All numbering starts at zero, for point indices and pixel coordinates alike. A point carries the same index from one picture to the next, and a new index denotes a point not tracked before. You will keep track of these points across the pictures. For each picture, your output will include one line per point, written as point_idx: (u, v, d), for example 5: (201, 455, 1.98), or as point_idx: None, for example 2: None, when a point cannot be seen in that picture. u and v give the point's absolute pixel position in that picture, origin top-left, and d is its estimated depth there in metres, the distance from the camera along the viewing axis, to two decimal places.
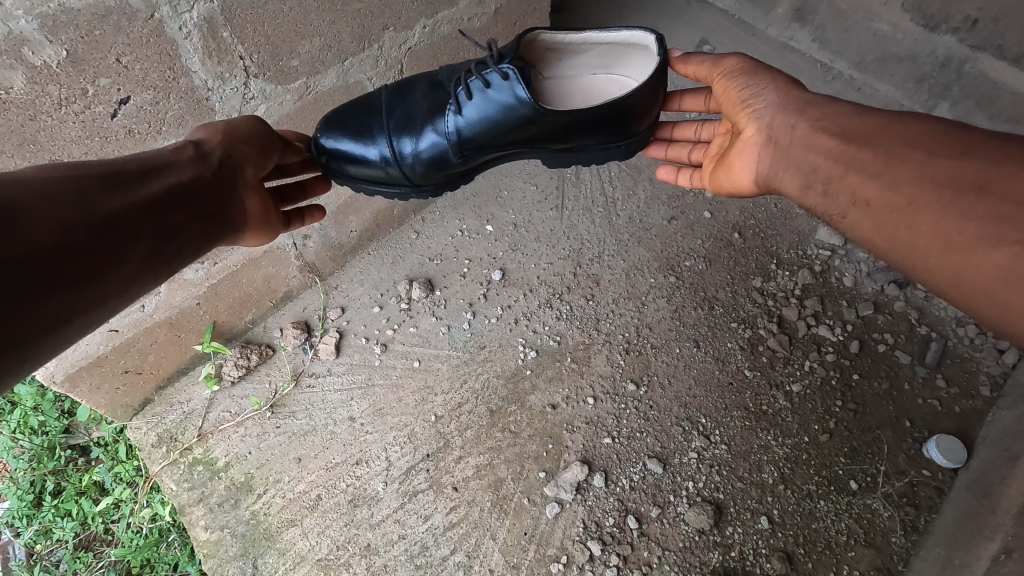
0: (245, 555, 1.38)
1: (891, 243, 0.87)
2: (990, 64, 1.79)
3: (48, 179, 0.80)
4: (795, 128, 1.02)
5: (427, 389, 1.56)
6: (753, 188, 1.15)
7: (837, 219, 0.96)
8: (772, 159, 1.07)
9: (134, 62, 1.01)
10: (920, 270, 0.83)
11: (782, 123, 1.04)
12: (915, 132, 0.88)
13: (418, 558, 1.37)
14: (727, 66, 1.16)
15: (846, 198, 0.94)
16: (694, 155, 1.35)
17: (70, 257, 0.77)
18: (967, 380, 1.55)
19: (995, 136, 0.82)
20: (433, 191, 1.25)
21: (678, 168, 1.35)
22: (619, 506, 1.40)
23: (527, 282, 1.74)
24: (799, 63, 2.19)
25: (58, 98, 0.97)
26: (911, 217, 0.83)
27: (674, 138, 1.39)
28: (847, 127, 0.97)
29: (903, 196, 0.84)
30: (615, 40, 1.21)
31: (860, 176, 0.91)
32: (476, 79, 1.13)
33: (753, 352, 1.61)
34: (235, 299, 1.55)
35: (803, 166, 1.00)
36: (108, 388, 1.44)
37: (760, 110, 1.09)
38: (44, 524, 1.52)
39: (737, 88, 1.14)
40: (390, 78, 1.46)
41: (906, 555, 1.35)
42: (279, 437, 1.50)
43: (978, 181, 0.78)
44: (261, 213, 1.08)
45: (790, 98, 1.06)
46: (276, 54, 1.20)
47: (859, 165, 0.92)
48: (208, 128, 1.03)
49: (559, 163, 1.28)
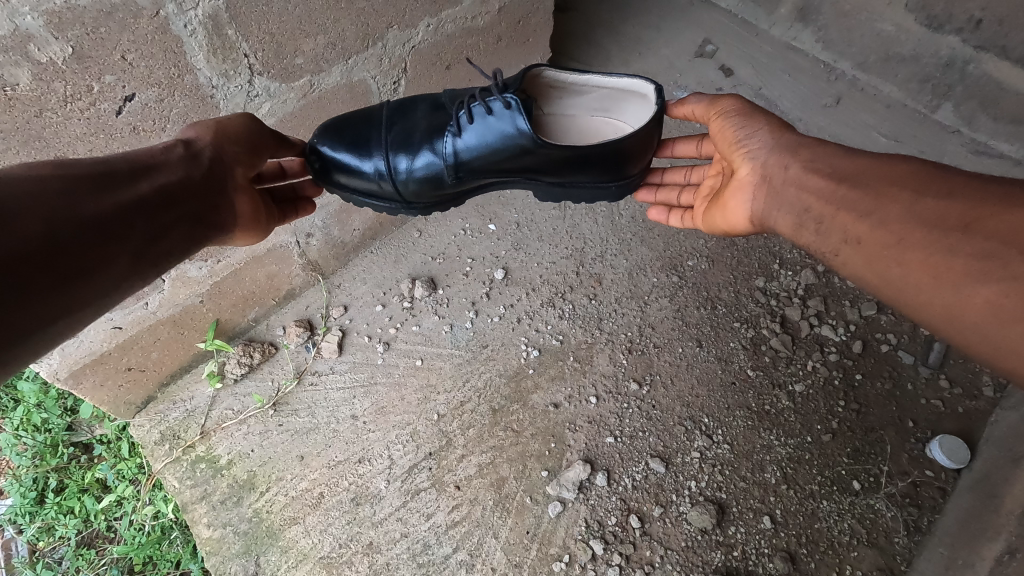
0: (247, 553, 1.38)
1: (882, 280, 0.86)
2: (994, 64, 1.80)
3: (37, 179, 0.79)
4: (787, 168, 1.01)
5: (430, 388, 1.56)
6: (746, 226, 1.13)
7: (828, 256, 0.94)
8: (763, 198, 1.05)
9: (140, 59, 1.01)
10: (909, 306, 0.83)
11: (775, 163, 1.03)
12: (902, 172, 0.90)
13: (420, 556, 1.36)
14: (722, 107, 1.17)
15: (837, 236, 0.92)
16: (684, 197, 1.35)
17: (55, 257, 0.77)
18: (970, 381, 1.55)
19: (977, 178, 0.84)
20: (422, 210, 1.25)
21: (669, 210, 1.36)
22: (621, 505, 1.40)
23: (530, 281, 1.74)
24: (802, 63, 2.19)
25: (63, 95, 0.97)
26: (902, 254, 0.83)
27: (662, 182, 1.40)
28: (838, 167, 0.97)
29: (892, 232, 0.85)
30: (616, 85, 1.21)
31: (852, 214, 0.90)
32: (480, 105, 1.12)
33: (756, 352, 1.60)
34: (238, 297, 1.55)
35: (794, 204, 0.99)
36: (111, 385, 1.44)
37: (753, 150, 1.08)
38: (46, 522, 1.52)
39: (730, 127, 1.14)
40: (394, 77, 1.46)
41: (909, 555, 1.34)
42: (282, 435, 1.50)
43: (965, 220, 0.79)
44: (252, 215, 1.05)
45: (781, 138, 1.06)
46: (281, 52, 1.20)
47: (850, 204, 0.91)
48: (198, 126, 1.00)
49: (550, 198, 1.28)
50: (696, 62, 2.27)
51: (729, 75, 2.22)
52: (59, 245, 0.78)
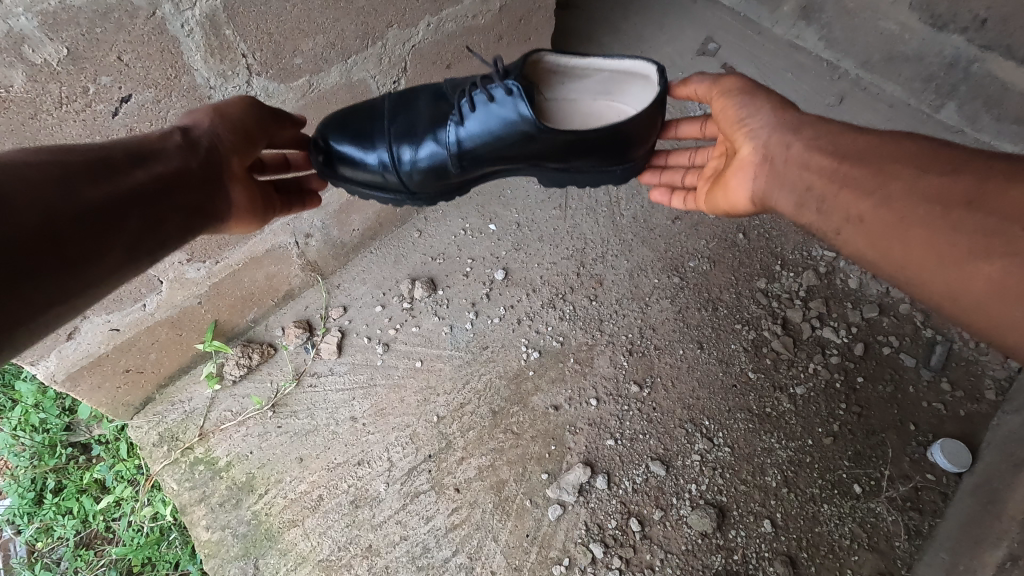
0: (246, 556, 1.37)
1: (886, 259, 0.85)
2: (998, 63, 1.78)
3: (31, 166, 0.76)
4: (790, 148, 0.98)
5: (429, 389, 1.56)
6: (748, 207, 1.10)
7: (830, 236, 0.93)
8: (766, 178, 1.02)
9: (136, 60, 1.00)
10: (914, 287, 0.83)
11: (777, 142, 1.00)
12: (905, 148, 0.88)
13: (419, 559, 1.36)
14: (724, 86, 1.12)
15: (840, 216, 0.90)
16: (688, 179, 1.32)
17: (49, 246, 0.74)
18: (972, 383, 1.55)
19: (979, 152, 0.84)
20: (428, 201, 1.24)
21: (671, 193, 1.35)
22: (621, 508, 1.39)
23: (531, 282, 1.73)
24: (805, 61, 2.17)
25: (59, 97, 0.96)
26: (906, 234, 0.82)
27: (666, 165, 1.37)
28: (839, 144, 0.95)
29: (896, 211, 0.84)
30: (618, 67, 1.19)
31: (855, 193, 0.89)
32: (481, 93, 1.10)
33: (758, 354, 1.60)
34: (236, 298, 1.54)
35: (797, 183, 0.96)
36: (109, 387, 1.43)
37: (755, 130, 1.04)
38: (44, 522, 1.52)
39: (732, 107, 1.09)
40: (394, 77, 1.45)
41: (910, 559, 1.34)
42: (281, 437, 1.49)
43: (968, 197, 0.79)
44: (248, 204, 1.02)
45: (785, 115, 1.02)
46: (279, 52, 1.18)
47: (853, 181, 0.89)
48: (198, 112, 0.99)
49: (554, 184, 1.27)
50: (698, 60, 2.25)
51: (731, 73, 2.20)
52: (59, 235, 0.75)
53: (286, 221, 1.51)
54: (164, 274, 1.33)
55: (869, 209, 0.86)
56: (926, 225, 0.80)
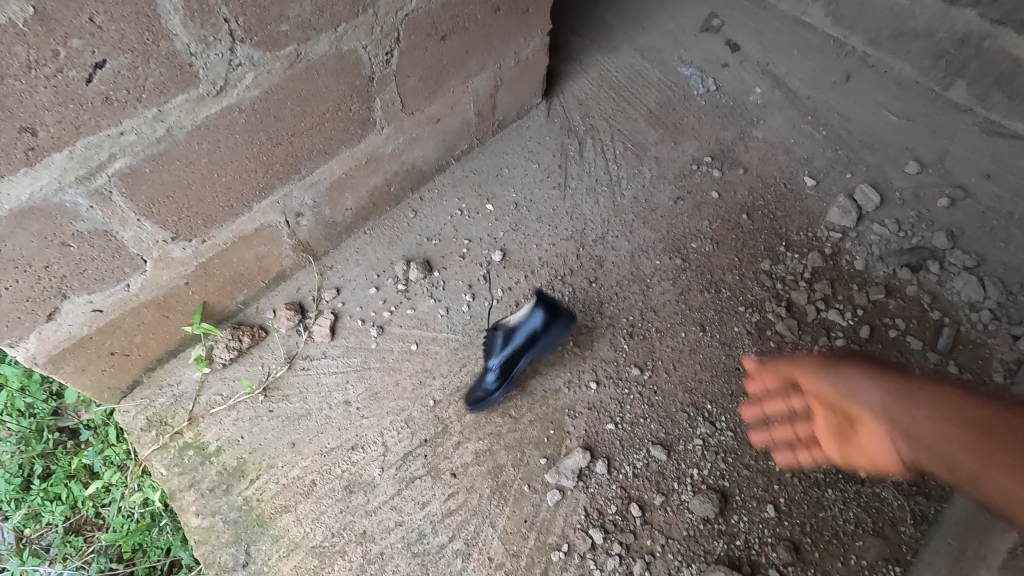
0: (237, 542, 1.33)
1: (976, 487, 0.89)
2: (1010, 39, 1.76)
3: None
4: (915, 417, 0.98)
5: (425, 373, 1.52)
6: (897, 466, 1.04)
7: (949, 483, 0.94)
8: (897, 445, 1.00)
9: (110, 22, 0.94)
10: (1002, 499, 0.88)
11: (894, 411, 1.00)
12: (959, 406, 0.95)
13: (415, 545, 1.32)
14: (806, 365, 1.12)
15: (943, 468, 0.94)
16: (797, 429, 1.31)
17: None
18: (979, 366, 1.52)
19: (987, 395, 0.95)
20: None
21: (773, 438, 1.36)
22: (621, 493, 1.36)
23: (529, 263, 1.69)
24: (810, 39, 2.13)
25: (27, 60, 0.90)
26: (995, 475, 0.87)
27: (764, 409, 1.35)
28: (911, 406, 0.99)
29: (965, 467, 0.90)
30: None
31: (949, 455, 0.92)
32: None
33: (761, 337, 1.56)
34: (225, 279, 1.49)
35: (913, 444, 0.98)
36: (94, 369, 1.38)
37: (860, 396, 1.04)
38: (32, 508, 1.48)
39: (827, 383, 1.08)
40: (387, 48, 1.40)
41: (916, 545, 1.30)
42: (272, 421, 1.45)
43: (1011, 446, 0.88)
44: None
45: (887, 387, 1.02)
46: (264, 18, 1.13)
47: (946, 451, 0.93)
48: None
49: None
50: (701, 37, 2.19)
51: (735, 50, 2.15)
52: None
53: (276, 200, 1.44)
54: (148, 253, 1.28)
55: (921, 454, 0.97)
56: (953, 483, 0.93)
